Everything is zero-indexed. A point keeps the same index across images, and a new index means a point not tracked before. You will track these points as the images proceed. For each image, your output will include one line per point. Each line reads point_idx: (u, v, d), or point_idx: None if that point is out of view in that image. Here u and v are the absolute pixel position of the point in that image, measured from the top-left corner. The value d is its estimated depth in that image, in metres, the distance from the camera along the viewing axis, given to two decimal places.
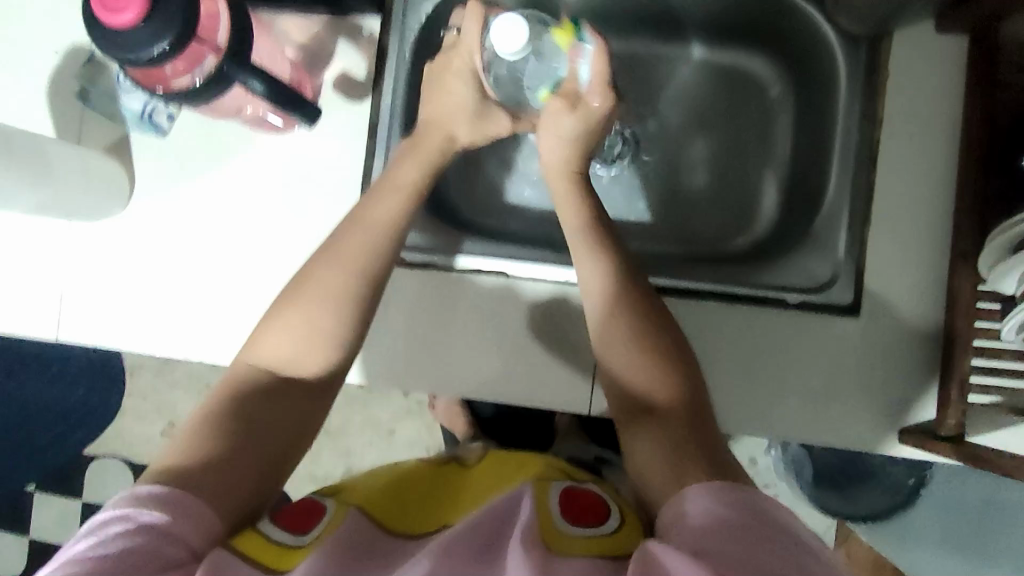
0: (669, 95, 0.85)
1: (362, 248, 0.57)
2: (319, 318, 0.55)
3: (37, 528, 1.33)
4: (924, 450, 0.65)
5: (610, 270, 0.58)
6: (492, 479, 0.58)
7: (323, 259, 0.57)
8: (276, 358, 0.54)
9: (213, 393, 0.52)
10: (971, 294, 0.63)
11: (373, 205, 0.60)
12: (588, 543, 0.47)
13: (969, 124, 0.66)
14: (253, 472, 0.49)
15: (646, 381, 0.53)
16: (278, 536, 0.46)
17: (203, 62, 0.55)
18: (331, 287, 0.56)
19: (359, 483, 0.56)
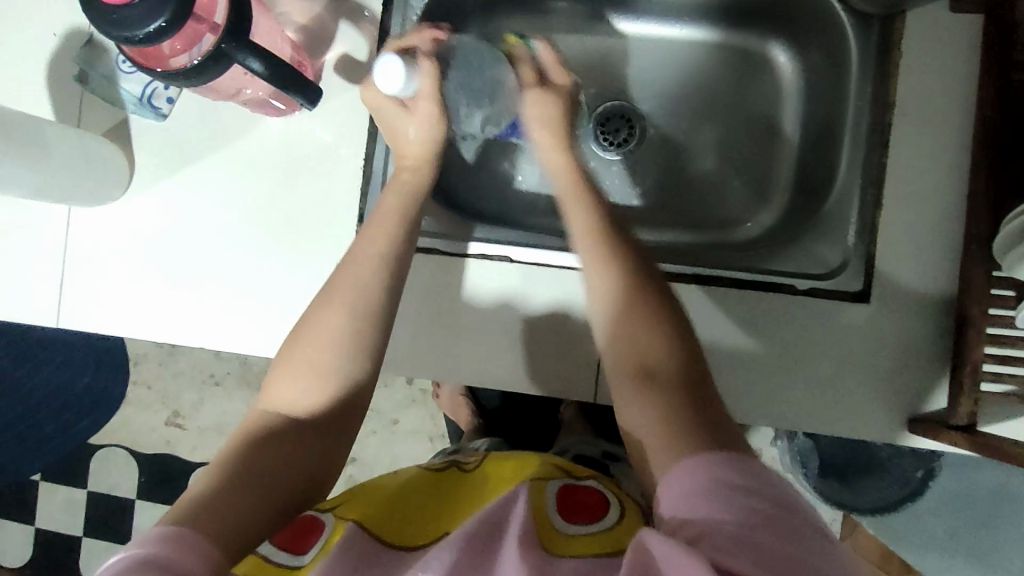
0: (678, 80, 0.83)
1: (362, 281, 0.56)
2: (327, 350, 0.54)
3: (44, 517, 1.34)
4: (933, 439, 0.64)
5: (617, 264, 0.55)
6: (493, 474, 0.58)
7: (324, 295, 0.56)
8: (292, 394, 0.53)
9: (235, 433, 0.52)
10: (984, 281, 0.62)
11: (373, 233, 0.58)
12: (588, 542, 0.47)
13: (984, 106, 0.64)
14: (264, 502, 0.48)
15: (641, 349, 0.52)
16: (281, 559, 0.47)
17: (202, 40, 0.54)
18: (336, 326, 0.54)
19: (360, 492, 0.56)
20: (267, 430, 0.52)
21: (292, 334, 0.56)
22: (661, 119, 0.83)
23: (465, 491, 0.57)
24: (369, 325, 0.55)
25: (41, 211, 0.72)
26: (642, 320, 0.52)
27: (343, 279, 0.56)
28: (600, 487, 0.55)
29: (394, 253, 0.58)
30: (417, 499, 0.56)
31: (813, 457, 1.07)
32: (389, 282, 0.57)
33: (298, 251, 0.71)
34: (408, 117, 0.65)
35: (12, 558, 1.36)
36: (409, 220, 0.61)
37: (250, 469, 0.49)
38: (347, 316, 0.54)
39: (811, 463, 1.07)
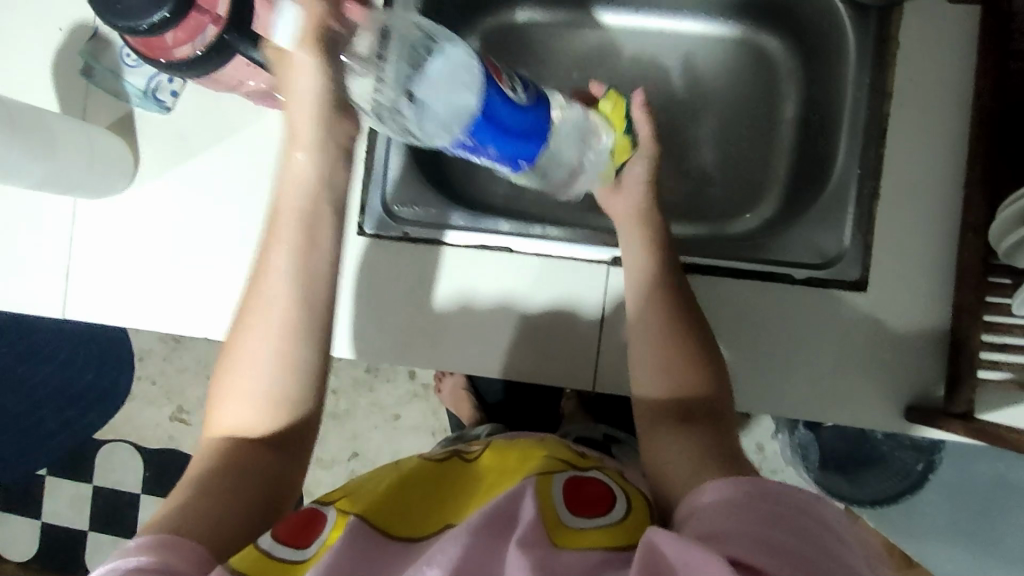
0: (678, 72, 0.84)
1: (276, 293, 0.54)
2: (257, 368, 0.53)
3: (50, 512, 1.35)
4: (930, 426, 0.64)
5: (651, 254, 0.65)
6: (497, 469, 0.57)
7: (244, 314, 0.55)
8: (236, 419, 0.53)
9: (194, 460, 0.53)
10: (981, 269, 0.62)
11: (277, 235, 0.54)
12: (598, 534, 0.47)
13: (981, 94, 0.65)
14: (244, 512, 0.49)
15: (676, 387, 0.58)
16: (283, 554, 0.46)
17: (204, 32, 0.54)
18: (260, 345, 0.53)
19: (357, 485, 0.55)
20: (222, 455, 0.52)
21: (222, 356, 0.55)
22: (659, 111, 0.83)
23: (468, 487, 0.56)
24: (292, 343, 0.53)
25: (47, 205, 0.73)
26: (680, 360, 0.58)
27: (259, 297, 0.54)
28: (608, 480, 0.54)
29: (299, 258, 0.54)
30: (419, 492, 0.55)
31: (814, 449, 1.07)
32: (304, 285, 0.54)
33: None
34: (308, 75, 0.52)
35: (18, 553, 1.37)
36: (309, 190, 0.55)
37: (212, 488, 0.49)
38: (268, 334, 0.53)
39: (811, 454, 1.07)
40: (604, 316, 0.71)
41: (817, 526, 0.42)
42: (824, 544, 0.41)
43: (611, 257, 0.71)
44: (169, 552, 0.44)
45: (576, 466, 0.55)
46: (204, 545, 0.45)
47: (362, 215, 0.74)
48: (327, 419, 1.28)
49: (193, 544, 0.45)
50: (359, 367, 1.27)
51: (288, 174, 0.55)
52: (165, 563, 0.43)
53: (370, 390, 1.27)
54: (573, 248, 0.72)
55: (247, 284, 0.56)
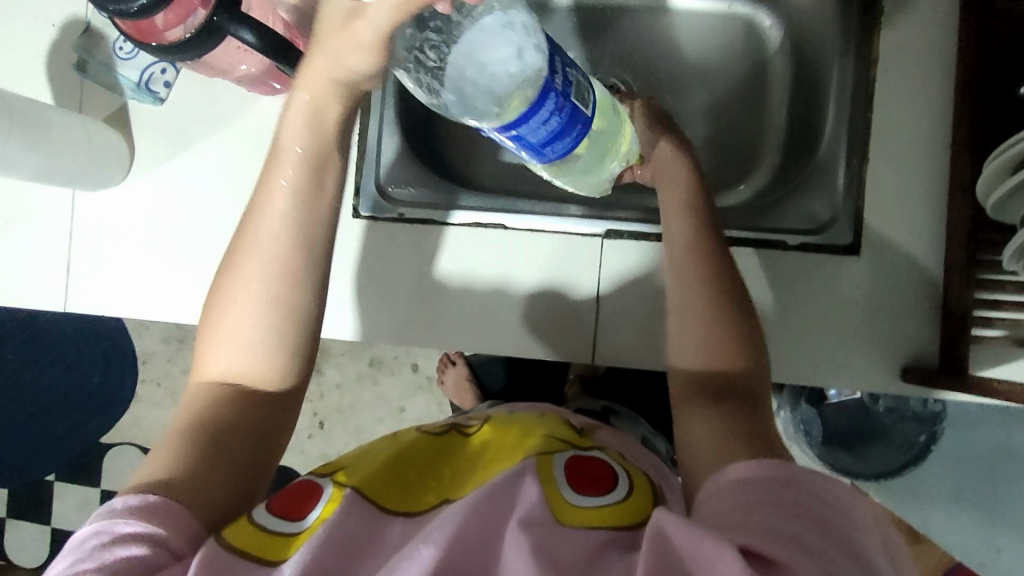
0: (669, 46, 0.83)
1: (268, 241, 0.54)
2: (248, 314, 0.53)
3: (60, 516, 1.36)
4: (925, 385, 0.65)
5: (698, 221, 0.59)
6: (494, 443, 0.57)
7: (236, 256, 0.55)
8: (228, 364, 0.54)
9: (183, 407, 0.53)
10: (970, 226, 0.63)
11: (275, 177, 0.55)
12: (597, 515, 0.47)
13: (966, 53, 0.65)
14: (229, 479, 0.50)
15: (714, 363, 0.54)
16: (272, 525, 0.46)
17: (194, 15, 0.56)
18: (256, 291, 0.54)
19: (353, 460, 0.56)
20: (212, 406, 0.52)
21: (217, 299, 0.55)
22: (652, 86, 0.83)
23: (463, 458, 0.56)
24: (289, 292, 0.54)
25: (46, 201, 0.74)
26: (723, 332, 0.54)
27: (258, 246, 0.54)
28: (606, 458, 0.54)
29: (299, 203, 0.55)
30: (414, 468, 0.55)
31: (817, 425, 1.06)
32: (299, 238, 0.54)
33: None
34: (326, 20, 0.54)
35: (30, 559, 1.38)
36: (311, 138, 0.55)
37: (198, 447, 0.50)
38: (263, 280, 0.54)
39: (813, 432, 1.07)
40: (602, 290, 0.72)
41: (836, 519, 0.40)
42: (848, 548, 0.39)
43: (604, 231, 0.72)
44: (159, 520, 0.45)
45: (577, 446, 0.55)
46: (199, 517, 0.47)
47: (356, 197, 0.75)
48: (331, 414, 1.28)
49: (180, 520, 0.46)
50: (362, 361, 1.28)
51: (291, 109, 0.56)
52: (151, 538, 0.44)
53: (373, 384, 1.27)
54: (567, 224, 0.72)
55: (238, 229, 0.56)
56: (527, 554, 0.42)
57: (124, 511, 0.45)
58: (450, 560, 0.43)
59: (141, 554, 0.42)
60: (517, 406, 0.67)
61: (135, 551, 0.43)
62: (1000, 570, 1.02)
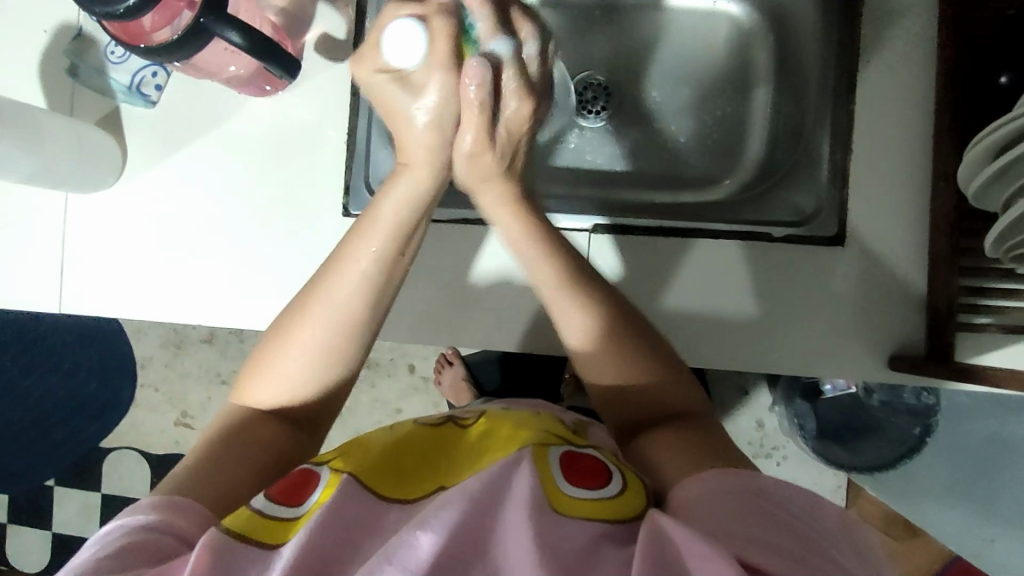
0: (654, 44, 0.84)
1: (339, 303, 0.52)
2: (302, 356, 0.53)
3: (60, 522, 1.36)
4: (912, 374, 0.65)
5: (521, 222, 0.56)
6: (489, 437, 0.56)
7: (304, 303, 0.53)
8: (275, 396, 0.54)
9: (212, 423, 0.54)
10: (953, 215, 0.63)
11: (359, 245, 0.53)
12: (590, 508, 0.45)
13: (946, 44, 0.66)
14: (243, 482, 0.50)
15: (620, 381, 0.54)
16: (270, 511, 0.46)
17: (181, 16, 0.57)
18: (315, 337, 0.52)
19: (351, 444, 0.56)
20: (242, 426, 0.53)
21: (275, 334, 0.54)
22: (637, 84, 0.84)
23: (461, 450, 0.55)
24: (346, 339, 0.53)
25: (40, 206, 0.75)
26: (616, 355, 0.54)
27: (323, 301, 0.52)
28: (599, 454, 0.52)
29: (381, 267, 0.53)
30: (411, 455, 0.55)
31: (811, 419, 1.06)
32: (373, 299, 0.53)
33: (286, 229, 0.73)
34: (403, 95, 0.54)
35: (31, 564, 1.38)
36: (409, 215, 0.54)
37: (209, 464, 0.50)
38: (325, 328, 0.52)
39: (807, 425, 1.07)
40: None
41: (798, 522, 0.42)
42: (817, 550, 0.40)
43: (592, 225, 0.72)
44: (174, 514, 0.46)
45: (572, 442, 0.54)
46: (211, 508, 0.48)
47: (346, 196, 0.72)
48: None
49: (194, 512, 0.46)
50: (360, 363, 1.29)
51: (392, 183, 0.54)
52: (173, 529, 0.45)
53: (371, 386, 1.28)
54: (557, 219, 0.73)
55: (311, 275, 0.54)
56: (531, 546, 0.41)
57: (150, 507, 0.46)
58: (450, 550, 0.42)
59: (163, 544, 0.44)
60: (512, 403, 0.67)
61: (157, 540, 0.44)
62: (997, 560, 1.02)
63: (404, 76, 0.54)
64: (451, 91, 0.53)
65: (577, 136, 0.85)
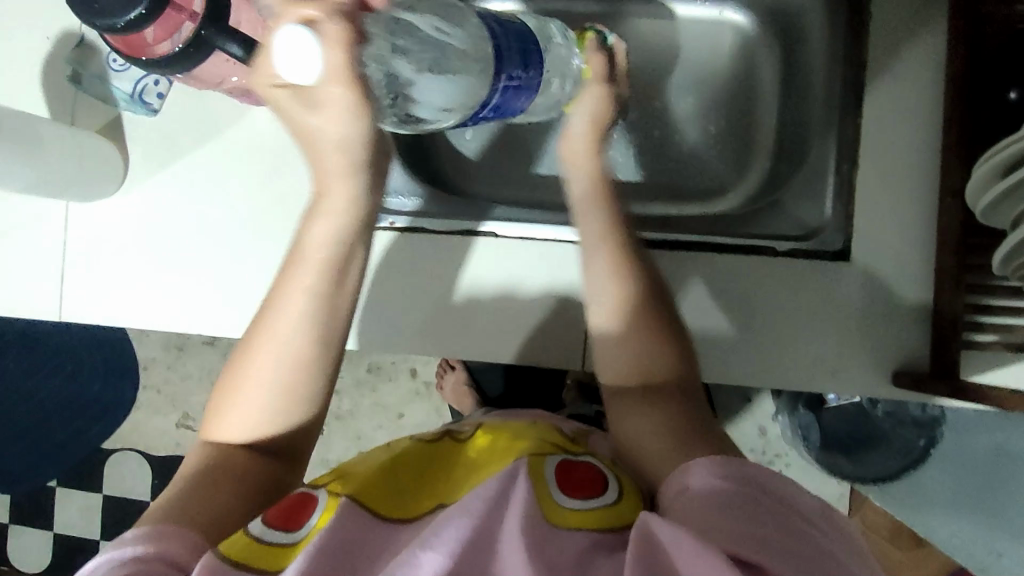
0: (658, 53, 0.83)
1: (285, 335, 0.54)
2: (258, 387, 0.54)
3: (62, 522, 1.37)
4: (916, 391, 0.65)
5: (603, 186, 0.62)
6: (486, 451, 0.55)
7: (252, 337, 0.55)
8: (235, 433, 0.54)
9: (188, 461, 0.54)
10: (960, 230, 0.63)
11: (295, 277, 0.54)
12: (585, 517, 0.45)
13: (955, 59, 0.65)
14: (231, 507, 0.50)
15: (641, 364, 0.55)
16: (268, 537, 0.45)
17: (181, 28, 0.56)
18: (267, 371, 0.54)
19: (352, 465, 0.55)
20: (211, 463, 0.53)
21: (228, 375, 0.55)
22: (643, 92, 0.83)
23: (458, 464, 0.55)
24: (300, 372, 0.54)
25: (41, 213, 0.75)
26: (647, 338, 0.55)
27: (268, 338, 0.54)
28: (597, 462, 0.51)
29: (320, 303, 0.54)
30: (409, 474, 0.54)
31: (814, 430, 1.06)
32: (320, 333, 0.54)
33: (285, 238, 0.73)
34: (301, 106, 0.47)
35: (32, 564, 1.39)
36: (339, 246, 0.54)
37: (204, 485, 0.51)
38: (278, 362, 0.54)
39: (811, 434, 1.06)
40: None
41: (789, 512, 0.42)
42: (811, 541, 0.40)
43: None
44: (168, 544, 0.45)
45: (568, 451, 0.53)
46: (198, 536, 0.47)
47: None
48: (330, 421, 1.29)
49: (183, 539, 0.46)
50: (362, 368, 1.28)
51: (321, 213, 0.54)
52: (164, 558, 0.44)
53: (372, 391, 1.28)
54: (560, 231, 0.72)
55: (254, 315, 0.56)
56: (521, 550, 0.41)
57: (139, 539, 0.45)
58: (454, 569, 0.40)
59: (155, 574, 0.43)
60: (510, 414, 0.66)
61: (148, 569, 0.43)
62: None
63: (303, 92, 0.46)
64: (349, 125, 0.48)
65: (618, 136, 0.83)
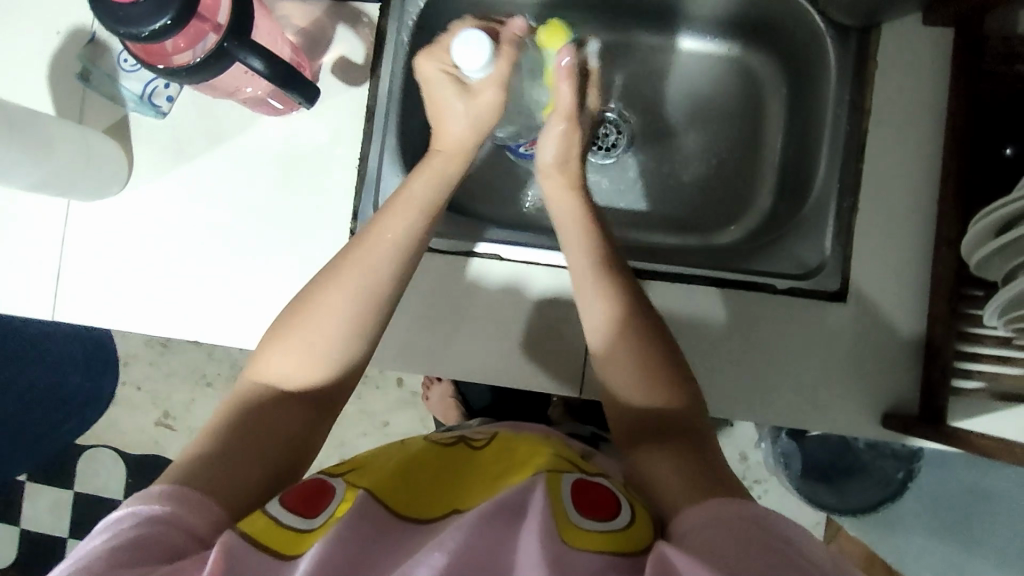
0: (673, 86, 0.85)
1: (368, 268, 0.53)
2: (330, 330, 0.51)
3: (30, 518, 1.33)
4: (905, 433, 0.66)
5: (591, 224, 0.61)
6: (499, 461, 0.52)
7: (328, 277, 0.53)
8: (284, 372, 0.51)
9: (224, 405, 0.50)
10: (953, 279, 0.64)
11: (390, 217, 0.56)
12: (600, 538, 0.42)
13: (955, 113, 0.67)
14: (260, 468, 0.47)
15: (647, 397, 0.53)
16: (292, 522, 0.42)
17: (205, 39, 0.56)
18: (341, 304, 0.52)
19: (364, 461, 0.52)
20: (254, 404, 0.50)
21: (293, 309, 0.53)
22: (649, 121, 0.85)
23: (474, 471, 0.51)
24: (372, 310, 0.53)
25: (41, 208, 0.74)
26: (644, 367, 0.53)
27: (353, 264, 0.53)
28: (611, 486, 0.48)
29: (408, 233, 0.56)
30: (429, 476, 0.50)
31: (797, 459, 1.10)
32: (398, 268, 0.54)
33: (289, 249, 0.72)
34: (458, 104, 0.63)
35: None
36: (431, 198, 0.58)
37: (242, 433, 0.48)
38: (354, 297, 0.52)
39: (794, 463, 1.10)
40: None
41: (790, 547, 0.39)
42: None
43: None
44: (187, 509, 0.42)
45: (584, 469, 0.50)
46: (220, 504, 0.44)
47: (353, 222, 0.72)
48: None
49: (200, 507, 0.43)
50: None
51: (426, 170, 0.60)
52: (184, 523, 0.42)
53: (359, 398, 1.27)
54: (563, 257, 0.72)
55: (337, 253, 0.55)
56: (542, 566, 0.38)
57: (162, 494, 0.43)
58: None
59: (172, 538, 0.40)
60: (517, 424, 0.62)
61: (168, 533, 0.41)
62: None
63: (465, 85, 0.62)
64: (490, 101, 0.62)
65: (624, 172, 0.84)
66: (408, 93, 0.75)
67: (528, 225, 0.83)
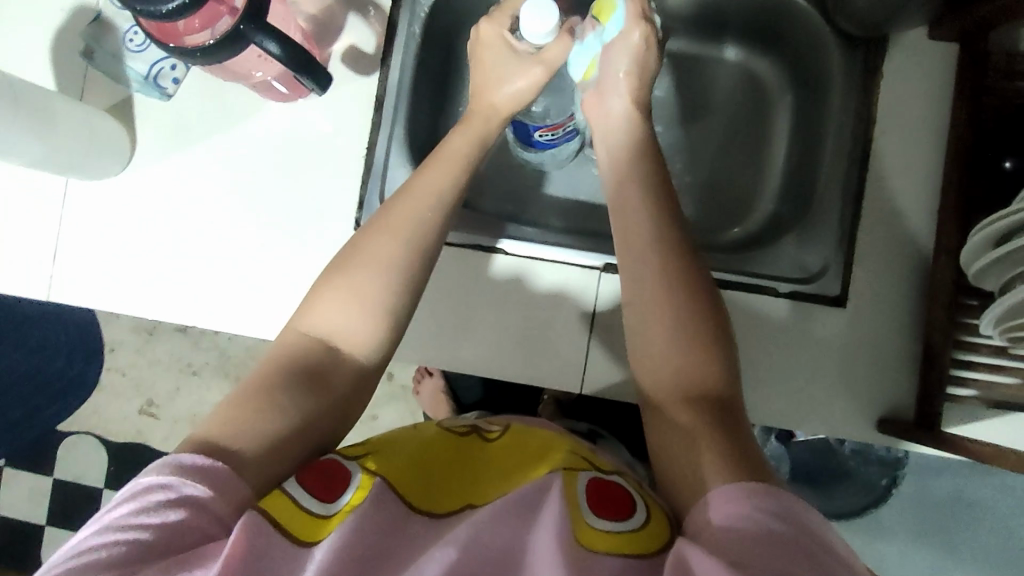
0: (683, 83, 0.86)
1: (415, 216, 0.53)
2: (376, 278, 0.51)
3: (6, 505, 1.30)
4: (900, 438, 0.68)
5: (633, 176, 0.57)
6: (513, 457, 0.51)
7: (378, 229, 0.53)
8: (327, 325, 0.50)
9: (265, 359, 0.49)
10: (952, 289, 0.65)
11: (435, 169, 0.56)
12: (614, 541, 0.42)
13: (957, 125, 0.68)
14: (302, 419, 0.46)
15: (685, 367, 0.49)
16: (308, 505, 0.42)
17: (219, 22, 0.56)
18: (388, 251, 0.52)
19: (374, 447, 0.50)
20: (296, 356, 0.49)
21: (335, 262, 0.52)
22: (658, 118, 0.85)
23: (483, 470, 0.51)
24: (417, 261, 0.53)
25: (38, 186, 0.72)
26: (688, 336, 0.50)
27: (400, 213, 0.53)
28: (626, 484, 0.47)
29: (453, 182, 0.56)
30: (436, 478, 0.49)
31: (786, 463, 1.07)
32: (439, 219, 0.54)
33: (293, 237, 0.72)
34: (514, 70, 0.63)
35: None
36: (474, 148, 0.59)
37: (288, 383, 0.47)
38: (402, 245, 0.52)
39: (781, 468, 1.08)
40: (599, 307, 0.72)
41: (816, 546, 0.39)
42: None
43: (603, 264, 0.72)
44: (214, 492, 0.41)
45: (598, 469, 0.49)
46: (249, 485, 0.42)
47: (358, 210, 0.72)
48: None
49: (225, 485, 0.41)
50: None
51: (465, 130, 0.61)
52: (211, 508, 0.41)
53: None
54: (568, 254, 0.72)
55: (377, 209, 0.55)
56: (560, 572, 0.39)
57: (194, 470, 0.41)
58: None
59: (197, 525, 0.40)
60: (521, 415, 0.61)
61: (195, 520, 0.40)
62: None
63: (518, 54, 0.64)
64: (533, 79, 0.63)
65: None
66: (418, 85, 0.75)
67: (531, 221, 0.83)
